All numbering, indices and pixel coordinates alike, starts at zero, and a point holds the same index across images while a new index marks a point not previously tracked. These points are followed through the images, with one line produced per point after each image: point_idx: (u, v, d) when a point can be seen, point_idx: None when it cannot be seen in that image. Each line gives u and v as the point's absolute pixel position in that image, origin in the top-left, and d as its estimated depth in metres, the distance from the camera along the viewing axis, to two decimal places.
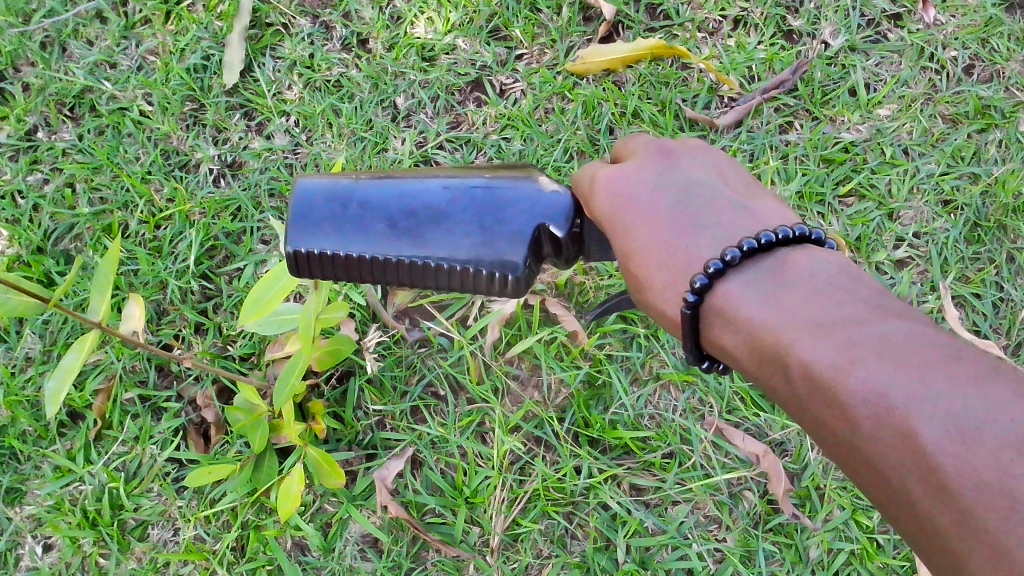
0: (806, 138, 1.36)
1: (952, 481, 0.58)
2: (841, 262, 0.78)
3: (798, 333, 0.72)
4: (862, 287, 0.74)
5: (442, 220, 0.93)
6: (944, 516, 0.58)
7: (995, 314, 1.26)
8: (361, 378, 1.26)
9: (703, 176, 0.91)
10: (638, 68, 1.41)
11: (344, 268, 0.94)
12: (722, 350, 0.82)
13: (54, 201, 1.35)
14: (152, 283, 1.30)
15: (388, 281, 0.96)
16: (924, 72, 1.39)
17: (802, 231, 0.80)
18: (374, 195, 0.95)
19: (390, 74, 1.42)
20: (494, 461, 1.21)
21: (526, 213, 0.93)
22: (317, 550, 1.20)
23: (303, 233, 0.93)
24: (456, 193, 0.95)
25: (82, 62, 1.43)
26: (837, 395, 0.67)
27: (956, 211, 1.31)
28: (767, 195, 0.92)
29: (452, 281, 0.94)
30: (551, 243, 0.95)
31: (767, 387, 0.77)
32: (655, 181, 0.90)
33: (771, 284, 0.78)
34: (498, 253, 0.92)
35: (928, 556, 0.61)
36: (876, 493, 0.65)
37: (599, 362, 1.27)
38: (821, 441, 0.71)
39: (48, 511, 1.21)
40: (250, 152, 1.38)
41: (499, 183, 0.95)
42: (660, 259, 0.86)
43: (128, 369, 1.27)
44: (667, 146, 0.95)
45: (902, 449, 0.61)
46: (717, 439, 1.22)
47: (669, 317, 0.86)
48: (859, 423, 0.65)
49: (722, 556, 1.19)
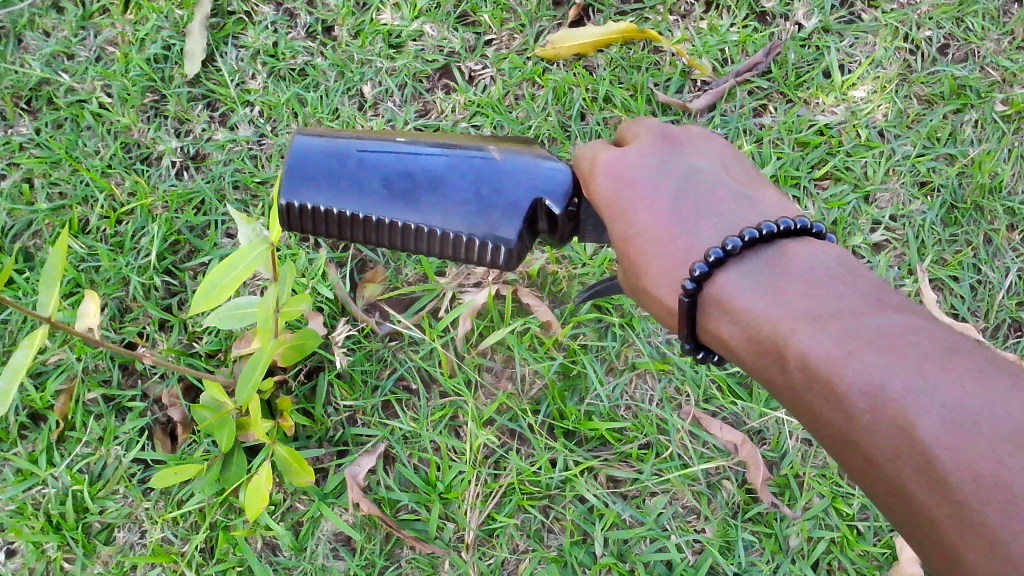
0: (780, 121, 1.34)
1: (949, 475, 0.56)
2: (841, 255, 0.75)
3: (796, 323, 0.70)
4: (861, 280, 0.72)
5: (438, 186, 0.91)
6: (940, 510, 0.56)
7: (974, 297, 1.25)
8: (330, 373, 1.23)
9: (707, 166, 0.89)
10: (609, 52, 1.39)
11: (337, 225, 0.93)
12: (718, 340, 0.80)
13: (11, 197, 1.31)
14: (114, 279, 1.27)
15: (381, 242, 0.94)
16: (899, 52, 1.37)
17: (804, 224, 0.77)
18: (373, 153, 0.93)
19: (357, 62, 1.39)
20: (468, 456, 1.19)
21: (525, 186, 0.91)
22: (288, 550, 1.17)
23: (296, 186, 0.92)
24: (456, 159, 0.92)
25: (39, 54, 1.39)
26: (834, 386, 0.65)
27: (933, 192, 1.30)
28: (769, 188, 0.90)
29: (446, 250, 0.92)
30: (547, 219, 0.92)
31: (763, 379, 0.75)
32: (657, 166, 0.88)
33: (768, 275, 0.76)
34: (493, 225, 0.90)
35: (924, 549, 0.59)
36: (872, 486, 0.63)
37: (574, 353, 1.24)
38: (817, 432, 0.69)
39: (9, 516, 1.17)
40: (213, 143, 1.35)
41: (501, 154, 0.92)
42: (659, 245, 0.84)
43: (90, 369, 1.24)
44: (671, 132, 0.92)
45: (899, 442, 0.60)
46: (694, 429, 1.21)
47: (665, 304, 0.85)
48: (856, 415, 0.63)
49: (702, 547, 1.17)
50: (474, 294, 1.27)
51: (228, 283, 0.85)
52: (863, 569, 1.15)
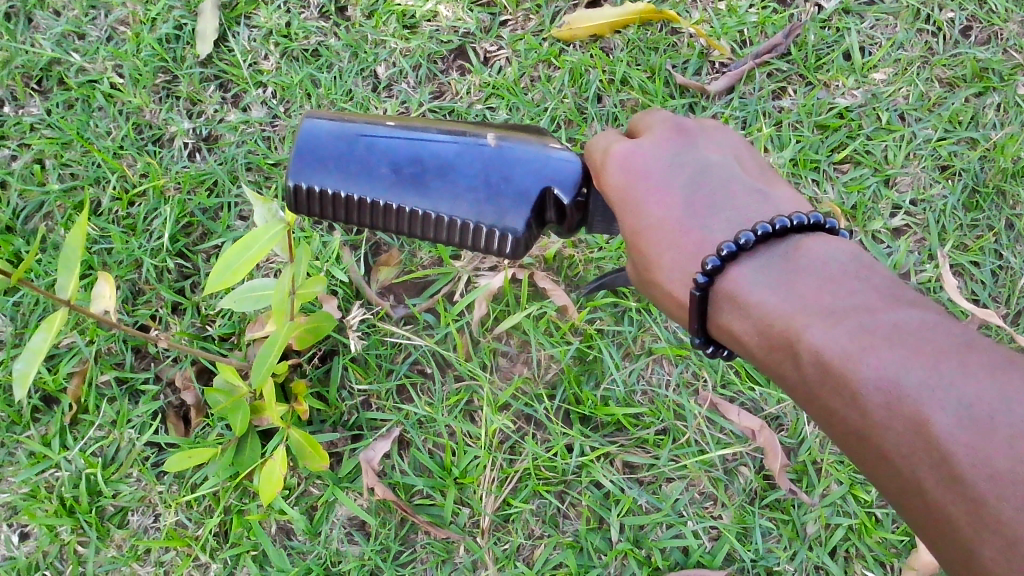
0: (800, 104, 1.32)
1: (965, 472, 0.55)
2: (854, 250, 0.74)
3: (809, 319, 0.69)
4: (875, 276, 0.71)
5: (447, 173, 0.91)
6: (956, 507, 0.56)
7: (995, 283, 1.23)
8: (344, 357, 1.22)
9: (721, 159, 0.87)
10: (626, 33, 1.37)
11: (344, 209, 0.93)
12: (729, 335, 0.79)
13: (23, 178, 1.30)
14: (126, 262, 1.25)
15: (388, 228, 0.94)
16: (921, 35, 1.35)
17: (818, 219, 0.76)
18: (384, 138, 0.92)
19: (371, 42, 1.37)
20: (484, 440, 1.18)
21: (534, 174, 0.90)
22: (302, 534, 1.16)
23: (305, 168, 0.92)
24: (465, 147, 0.91)
25: (49, 33, 1.37)
26: (848, 382, 0.64)
27: (954, 176, 1.28)
28: (782, 183, 0.89)
29: (452, 237, 0.92)
30: (555, 208, 0.92)
31: (776, 374, 0.74)
32: (670, 159, 0.86)
33: (781, 270, 0.74)
34: (501, 214, 0.89)
35: (939, 546, 0.58)
36: (885, 483, 0.63)
37: (590, 338, 1.23)
38: (829, 429, 0.68)
39: (23, 499, 1.17)
40: (226, 125, 1.34)
41: (510, 142, 0.92)
42: (670, 237, 0.83)
43: (102, 352, 1.24)
44: (685, 125, 0.90)
45: (914, 439, 0.59)
46: (712, 415, 1.20)
47: (676, 298, 0.83)
48: (870, 412, 0.62)
49: (718, 533, 1.16)
50: (490, 278, 1.25)
51: (243, 264, 0.83)
52: (880, 556, 1.14)
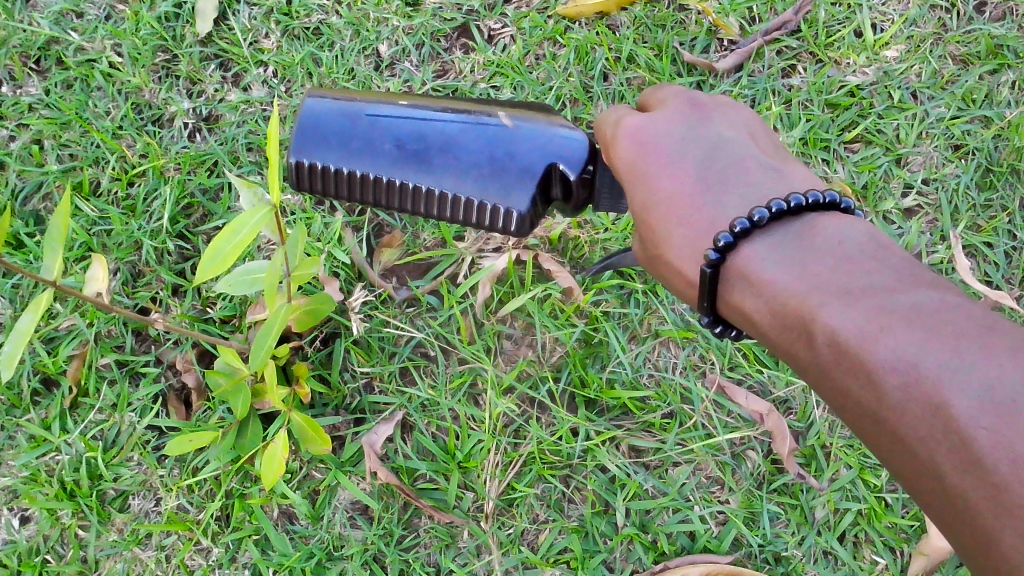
0: (810, 82, 1.30)
1: (986, 455, 0.53)
2: (871, 231, 0.72)
3: (824, 298, 0.67)
4: (894, 256, 0.69)
5: (450, 149, 0.89)
6: (975, 492, 0.54)
7: (1008, 264, 1.21)
8: (347, 339, 1.20)
9: (734, 136, 0.85)
10: (633, 11, 1.35)
11: (347, 184, 0.92)
12: (740, 314, 0.77)
13: (21, 158, 1.29)
14: (127, 243, 1.24)
15: (393, 206, 0.93)
16: (933, 11, 1.32)
17: (833, 198, 0.74)
18: (386, 116, 0.91)
19: (373, 20, 1.35)
20: (487, 424, 1.16)
21: (539, 151, 0.88)
22: (305, 518, 1.15)
23: (307, 145, 0.91)
24: (468, 123, 0.89)
25: (47, 11, 1.35)
26: (864, 363, 0.62)
27: (968, 155, 1.26)
28: (796, 162, 0.86)
29: (458, 214, 0.90)
30: (562, 184, 0.90)
31: (787, 355, 0.72)
32: (683, 133, 0.84)
33: (796, 248, 0.73)
34: (504, 190, 0.88)
35: (955, 533, 0.56)
36: (900, 466, 0.61)
37: (595, 320, 1.22)
38: (843, 411, 0.66)
39: (23, 483, 1.16)
40: (226, 104, 1.32)
41: (516, 120, 0.90)
42: (682, 214, 0.81)
43: (102, 335, 1.22)
44: (699, 100, 0.88)
45: (933, 422, 0.57)
46: (718, 398, 1.18)
47: (686, 277, 0.81)
48: (886, 393, 0.60)
49: (725, 518, 1.14)
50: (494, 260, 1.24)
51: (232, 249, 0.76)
52: (890, 541, 1.12)
